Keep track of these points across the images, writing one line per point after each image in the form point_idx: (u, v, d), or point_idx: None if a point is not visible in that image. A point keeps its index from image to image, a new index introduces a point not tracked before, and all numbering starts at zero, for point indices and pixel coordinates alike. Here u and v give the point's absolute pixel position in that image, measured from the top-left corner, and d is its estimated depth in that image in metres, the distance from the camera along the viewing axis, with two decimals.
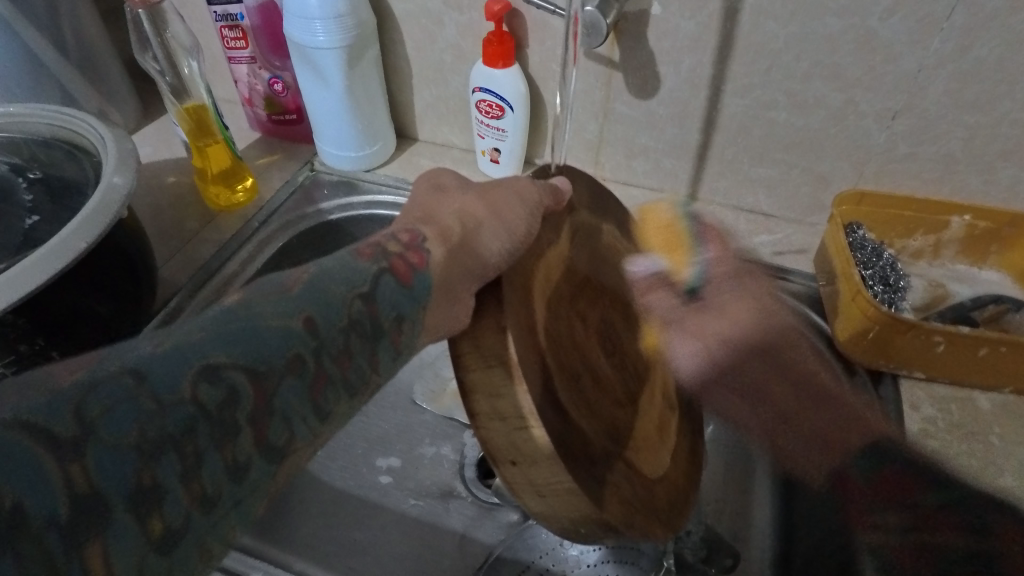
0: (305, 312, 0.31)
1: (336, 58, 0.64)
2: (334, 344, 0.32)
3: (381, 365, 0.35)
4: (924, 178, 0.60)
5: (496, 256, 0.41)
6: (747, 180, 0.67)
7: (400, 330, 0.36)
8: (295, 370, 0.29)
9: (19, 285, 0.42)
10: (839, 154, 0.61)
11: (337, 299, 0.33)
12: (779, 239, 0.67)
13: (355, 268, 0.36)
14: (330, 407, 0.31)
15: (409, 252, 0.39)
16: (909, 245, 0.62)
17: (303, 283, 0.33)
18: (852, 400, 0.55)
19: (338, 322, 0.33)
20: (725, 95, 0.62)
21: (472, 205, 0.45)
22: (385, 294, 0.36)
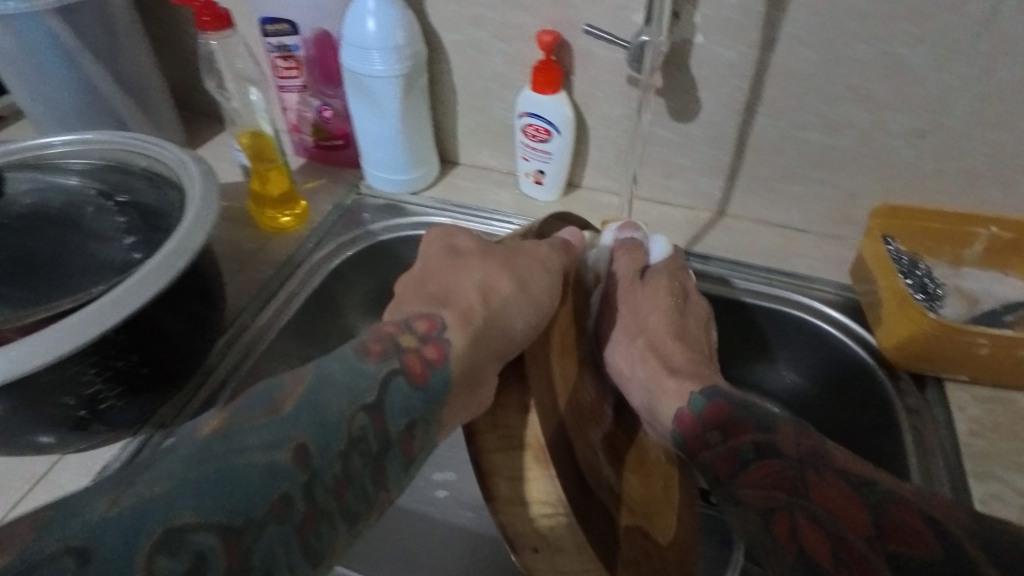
0: (298, 441, 0.37)
1: (392, 86, 0.67)
2: (328, 470, 0.38)
3: (384, 480, 0.42)
4: (949, 193, 0.64)
5: (518, 331, 0.54)
6: (780, 198, 0.70)
7: (409, 435, 0.44)
8: (279, 513, 0.35)
9: (128, 301, 0.43)
10: (869, 171, 0.65)
11: (336, 418, 0.40)
12: (813, 253, 0.70)
13: (357, 382, 0.42)
14: (325, 542, 0.37)
15: (425, 347, 0.48)
16: (936, 253, 0.65)
17: (300, 401, 0.39)
18: (896, 405, 0.58)
19: (333, 448, 0.39)
20: (761, 118, 0.65)
21: (493, 278, 0.56)
22: (392, 399, 0.43)
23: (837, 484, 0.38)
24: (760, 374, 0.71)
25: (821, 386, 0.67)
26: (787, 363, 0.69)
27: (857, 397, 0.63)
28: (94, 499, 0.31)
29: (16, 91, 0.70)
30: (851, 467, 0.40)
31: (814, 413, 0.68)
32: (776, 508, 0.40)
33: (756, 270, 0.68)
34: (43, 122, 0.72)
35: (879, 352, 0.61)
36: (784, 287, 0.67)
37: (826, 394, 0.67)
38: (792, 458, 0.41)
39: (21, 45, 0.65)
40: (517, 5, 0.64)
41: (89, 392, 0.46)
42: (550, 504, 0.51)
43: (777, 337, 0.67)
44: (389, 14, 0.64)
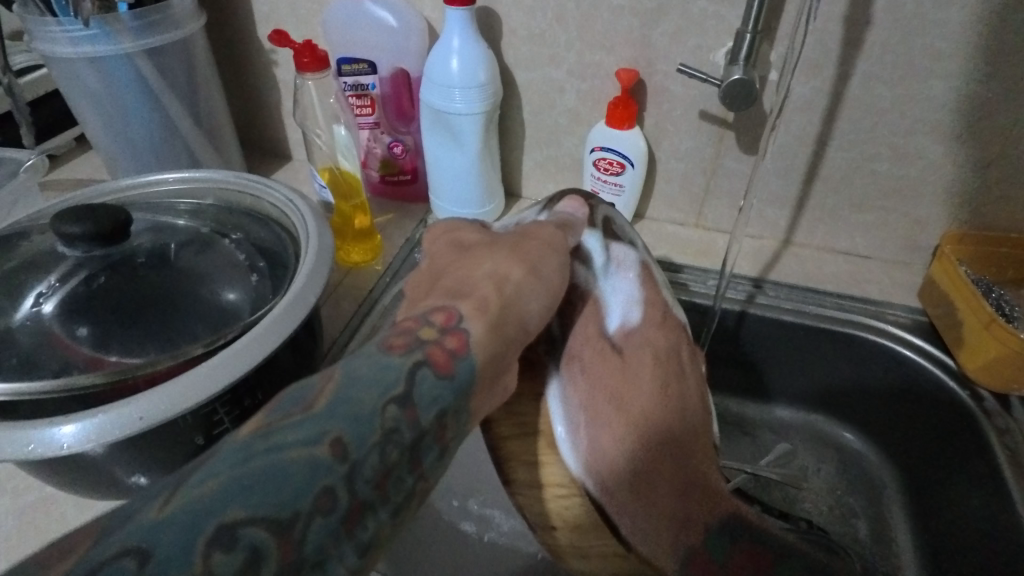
0: (334, 434, 0.25)
1: (473, 122, 0.69)
2: (372, 465, 0.25)
3: (422, 471, 0.28)
4: (1014, 219, 0.67)
5: (537, 323, 0.38)
6: (845, 226, 0.73)
7: (443, 425, 0.29)
8: (325, 510, 0.23)
9: (269, 339, 0.43)
10: (936, 199, 0.68)
11: (367, 410, 0.26)
12: (878, 278, 0.72)
13: (386, 374, 0.28)
14: (373, 540, 0.26)
15: (446, 337, 0.31)
16: (1004, 278, 0.67)
17: (328, 400, 0.26)
18: (986, 424, 0.59)
19: (372, 438, 0.26)
20: (830, 150, 0.68)
21: (507, 264, 0.39)
22: (424, 391, 0.29)
23: None
24: (830, 399, 0.74)
25: (893, 408, 0.69)
26: (857, 387, 0.71)
27: (934, 413, 0.65)
28: (147, 503, 0.21)
29: (94, 131, 0.70)
30: None
31: (890, 434, 0.71)
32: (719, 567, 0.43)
33: (827, 297, 0.70)
34: (120, 159, 0.73)
35: (961, 373, 0.62)
36: (857, 311, 0.69)
37: (899, 415, 0.69)
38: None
39: (106, 85, 0.65)
40: (595, 46, 0.67)
41: (217, 430, 0.45)
42: (567, 486, 0.42)
43: (850, 358, 0.69)
44: (472, 52, 0.65)
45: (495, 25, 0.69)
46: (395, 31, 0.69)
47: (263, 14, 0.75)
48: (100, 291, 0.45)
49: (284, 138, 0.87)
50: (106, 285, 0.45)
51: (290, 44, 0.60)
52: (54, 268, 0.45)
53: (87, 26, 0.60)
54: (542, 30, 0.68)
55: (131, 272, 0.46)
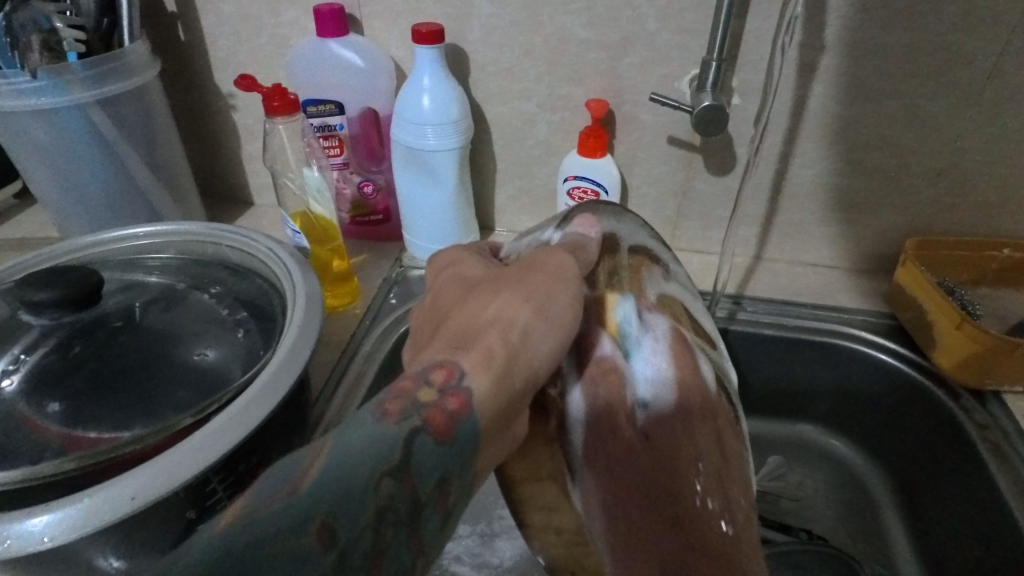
0: (320, 520, 0.23)
1: (448, 158, 0.69)
2: (359, 549, 0.23)
3: (422, 546, 0.26)
4: (964, 225, 0.71)
5: (545, 365, 0.36)
6: (812, 240, 0.76)
7: (443, 492, 0.28)
8: None
9: (243, 423, 0.39)
10: (893, 210, 0.72)
11: (360, 487, 0.24)
12: (847, 287, 0.75)
13: (388, 447, 0.26)
14: None
15: (444, 399, 0.29)
16: (960, 279, 0.71)
17: (322, 472, 0.24)
18: (965, 421, 0.61)
19: (363, 521, 0.24)
20: (793, 168, 0.71)
21: (514, 304, 0.36)
22: (422, 459, 0.27)
23: None
24: (815, 409, 0.76)
25: (875, 413, 0.72)
26: (839, 393, 0.73)
27: (914, 415, 0.67)
28: None
29: (42, 186, 0.66)
30: None
31: (875, 440, 0.73)
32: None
33: (803, 307, 0.72)
34: (72, 214, 0.68)
35: (935, 372, 0.65)
36: (833, 320, 0.71)
37: (880, 419, 0.72)
38: None
39: (56, 138, 0.62)
40: (564, 78, 0.69)
41: (209, 501, 0.41)
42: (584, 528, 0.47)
43: (830, 367, 0.71)
44: (443, 90, 0.65)
45: (464, 63, 0.69)
46: (363, 71, 0.69)
47: (221, 59, 0.73)
48: (75, 361, 0.42)
49: (246, 184, 0.84)
50: (82, 354, 0.42)
51: (257, 88, 0.59)
52: (19, 338, 0.42)
53: (36, 77, 0.57)
54: (511, 65, 0.69)
55: (107, 337, 0.44)
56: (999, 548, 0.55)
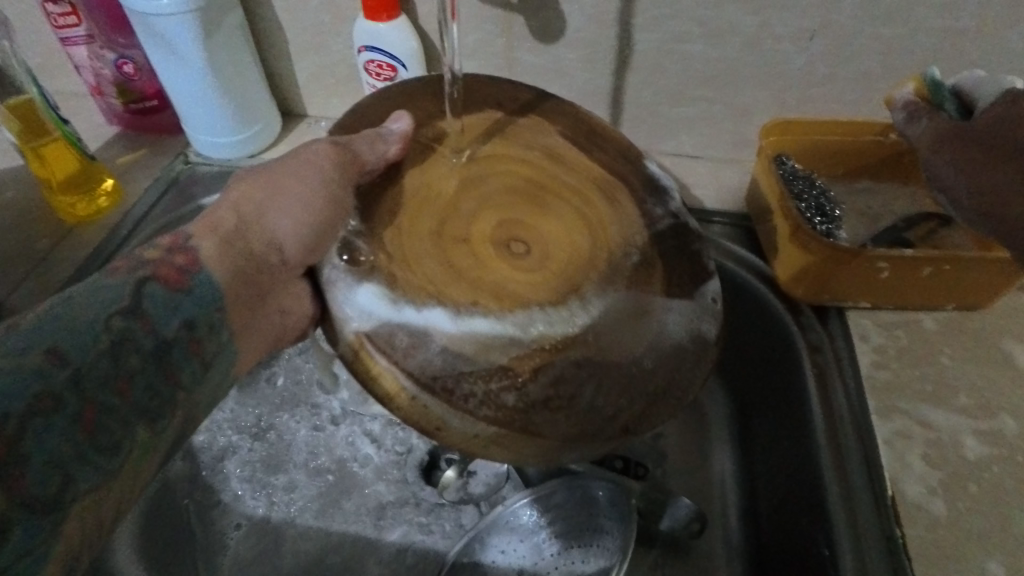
0: (50, 345, 0.29)
1: (186, 26, 0.54)
2: (97, 371, 0.30)
3: (179, 380, 0.33)
4: (844, 100, 0.58)
5: (289, 239, 0.39)
6: (668, 123, 0.63)
7: (195, 338, 0.34)
8: (45, 410, 0.27)
9: None
10: (759, 84, 0.58)
11: (85, 328, 0.30)
12: (710, 178, 0.63)
13: (21, 378, 0.27)
14: (113, 440, 0.30)
15: (173, 255, 0.35)
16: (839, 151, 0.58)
17: (44, 314, 0.30)
18: (798, 341, 0.52)
19: (97, 347, 0.30)
20: (634, 32, 0.56)
21: (249, 191, 0.40)
22: (155, 303, 0.33)
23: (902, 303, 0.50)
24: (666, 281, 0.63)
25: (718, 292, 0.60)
26: None
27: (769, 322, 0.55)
28: None
29: None
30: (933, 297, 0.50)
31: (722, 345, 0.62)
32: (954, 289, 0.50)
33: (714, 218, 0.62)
34: None
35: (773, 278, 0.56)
36: (740, 247, 0.59)
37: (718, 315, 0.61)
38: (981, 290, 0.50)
39: None
40: None
41: None
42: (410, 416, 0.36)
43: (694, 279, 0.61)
44: None
45: None
46: None
47: None
48: None
49: None
50: None
51: None
52: None
53: None
54: None
55: None
56: (808, 500, 0.47)
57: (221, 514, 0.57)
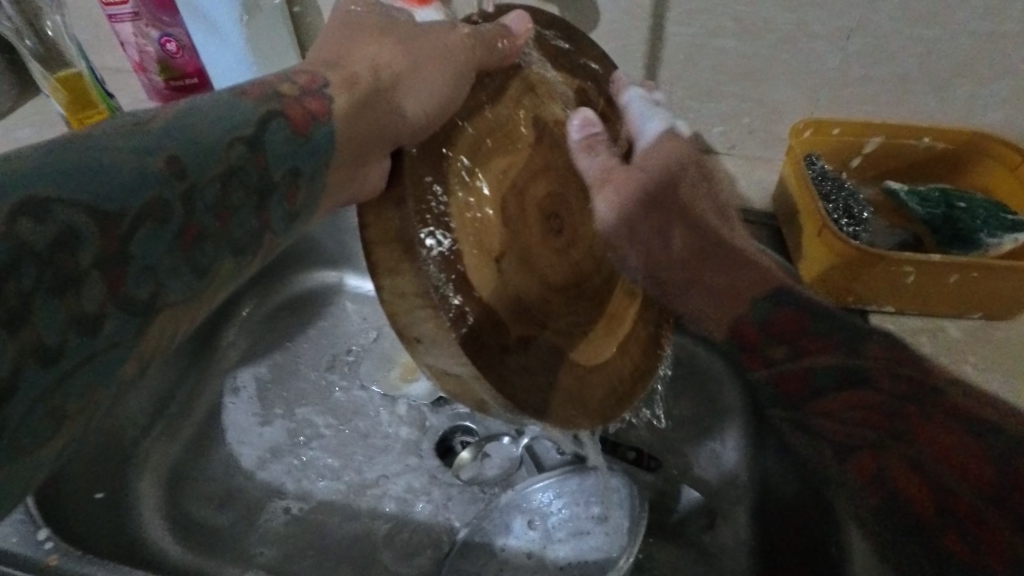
0: (169, 153, 0.25)
1: (229, 5, 0.56)
2: (208, 193, 0.26)
3: (266, 223, 0.30)
4: (878, 102, 0.57)
5: (415, 114, 0.40)
6: (698, 119, 0.62)
7: (293, 186, 0.31)
8: (155, 218, 0.24)
9: None
10: (792, 82, 0.57)
11: (210, 142, 0.27)
12: (737, 176, 0.63)
13: (146, 177, 0.24)
14: (208, 262, 0.26)
15: (306, 99, 0.33)
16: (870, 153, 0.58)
17: (166, 120, 0.26)
18: None
19: (213, 170, 0.26)
20: (669, 26, 0.56)
21: (388, 56, 0.40)
22: (274, 140, 0.30)
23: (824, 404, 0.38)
24: None
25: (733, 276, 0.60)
26: None
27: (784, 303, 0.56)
28: None
29: None
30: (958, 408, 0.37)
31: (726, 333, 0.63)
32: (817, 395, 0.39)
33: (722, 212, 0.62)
34: None
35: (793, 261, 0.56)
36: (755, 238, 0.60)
37: None
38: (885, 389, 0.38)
39: None
40: None
41: None
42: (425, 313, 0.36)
43: None
44: None
45: None
46: None
47: None
48: None
49: None
50: None
51: None
52: None
53: None
54: None
55: None
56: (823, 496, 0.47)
57: (246, 487, 0.58)
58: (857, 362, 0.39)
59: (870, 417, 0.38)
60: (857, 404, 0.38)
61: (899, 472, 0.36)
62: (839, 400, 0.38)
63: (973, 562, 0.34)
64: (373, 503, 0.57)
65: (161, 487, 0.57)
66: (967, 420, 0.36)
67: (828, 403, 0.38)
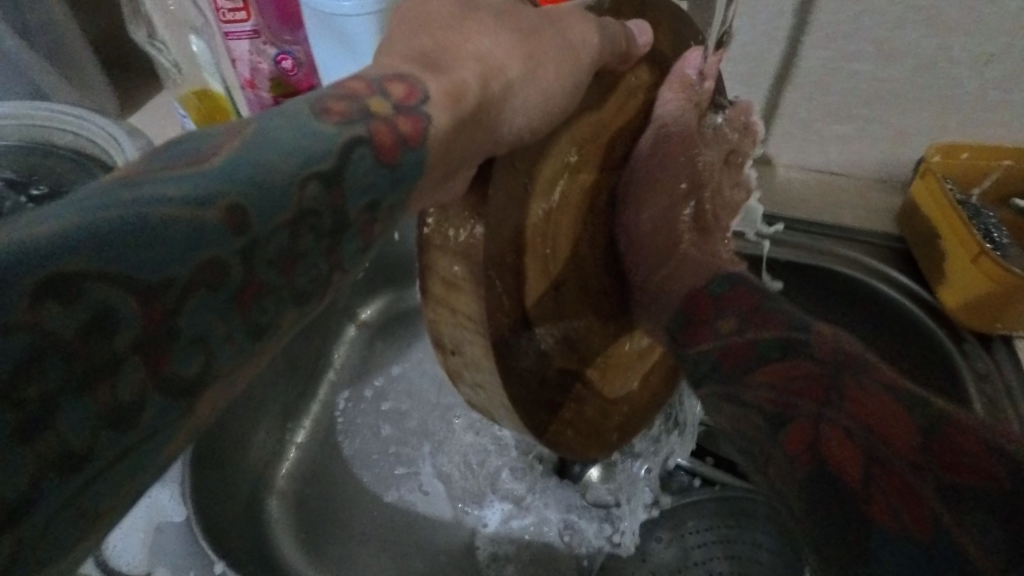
0: (232, 197, 0.18)
1: (367, 28, 0.54)
2: (276, 242, 0.20)
3: (340, 264, 0.22)
4: (1009, 126, 0.57)
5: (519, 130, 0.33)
6: (818, 139, 0.62)
7: (372, 220, 0.23)
8: (212, 282, 0.18)
9: None
10: (924, 106, 0.57)
11: (284, 181, 0.20)
12: (857, 197, 0.63)
13: (201, 232, 0.18)
14: (268, 324, 0.20)
15: (398, 117, 0.25)
16: (1000, 177, 0.58)
17: (235, 151, 0.20)
18: (963, 369, 0.52)
19: (284, 217, 0.20)
20: (803, 49, 0.56)
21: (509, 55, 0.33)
22: (357, 174, 0.22)
23: (879, 395, 0.30)
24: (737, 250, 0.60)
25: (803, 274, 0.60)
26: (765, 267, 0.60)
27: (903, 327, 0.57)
28: None
29: None
30: (890, 377, 0.32)
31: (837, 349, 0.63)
32: (760, 360, 0.35)
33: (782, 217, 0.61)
34: None
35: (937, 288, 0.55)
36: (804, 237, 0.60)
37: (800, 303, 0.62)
38: (827, 360, 0.33)
39: None
40: None
41: None
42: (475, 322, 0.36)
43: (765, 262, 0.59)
44: None
45: None
46: None
47: None
48: None
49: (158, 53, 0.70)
50: None
51: None
52: None
53: None
54: None
55: None
56: None
57: (372, 510, 0.57)
58: (804, 334, 0.34)
59: (810, 384, 0.32)
60: (800, 377, 0.32)
61: (836, 439, 0.30)
62: (767, 377, 0.34)
63: (901, 530, 0.26)
64: (519, 534, 0.56)
65: (292, 508, 0.56)
66: (895, 391, 0.31)
67: (773, 375, 0.33)
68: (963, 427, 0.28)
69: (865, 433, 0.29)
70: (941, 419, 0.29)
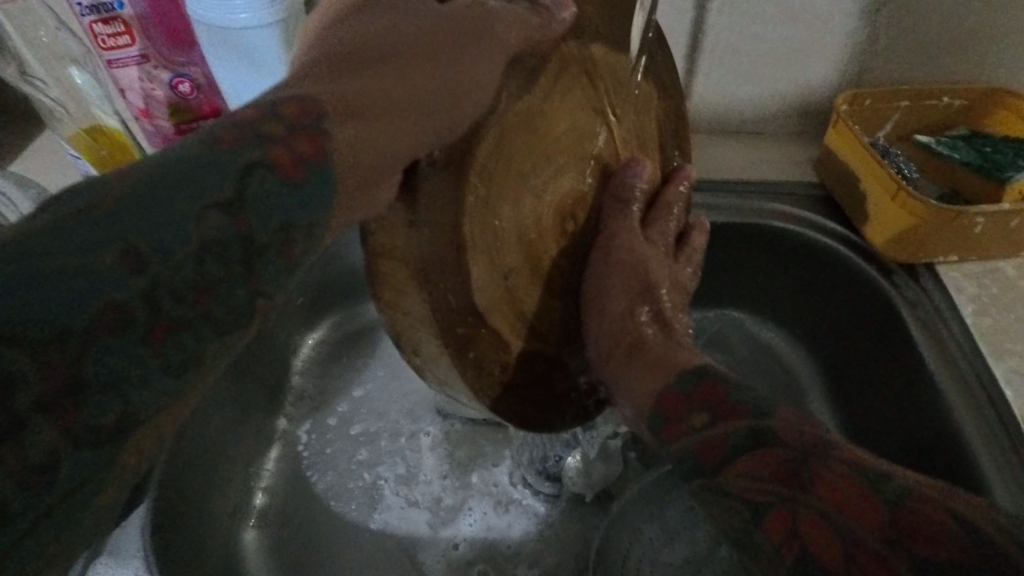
0: (125, 242, 0.21)
1: (270, 38, 0.51)
2: (179, 276, 0.22)
3: (258, 287, 0.25)
4: (902, 70, 0.61)
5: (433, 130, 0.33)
6: (735, 103, 0.64)
7: (288, 240, 0.26)
8: (114, 325, 0.20)
9: None
10: (825, 59, 0.61)
11: (180, 216, 0.23)
12: (777, 154, 0.65)
13: (103, 278, 0.20)
14: (191, 359, 0.23)
15: (294, 138, 0.27)
16: (900, 117, 0.62)
17: (118, 201, 0.22)
18: (896, 300, 0.55)
19: (186, 249, 0.23)
20: (709, 16, 0.58)
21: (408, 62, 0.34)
22: (257, 192, 0.25)
23: (853, 485, 0.29)
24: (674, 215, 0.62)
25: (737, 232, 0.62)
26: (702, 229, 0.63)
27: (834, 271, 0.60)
28: None
29: None
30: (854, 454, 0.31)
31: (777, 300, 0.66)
32: (732, 455, 0.32)
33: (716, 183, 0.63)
34: None
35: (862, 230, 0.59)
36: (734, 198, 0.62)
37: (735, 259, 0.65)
38: (795, 445, 0.31)
39: None
40: None
41: None
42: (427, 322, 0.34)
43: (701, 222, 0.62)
44: None
45: None
46: None
47: None
48: None
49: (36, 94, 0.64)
50: None
51: None
52: None
53: None
54: None
55: None
56: (939, 440, 0.50)
57: (343, 539, 0.55)
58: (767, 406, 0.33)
59: (781, 474, 0.30)
60: (768, 462, 0.31)
61: (811, 527, 0.29)
62: (742, 466, 0.31)
63: None
64: (496, 535, 0.56)
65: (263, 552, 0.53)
66: (862, 468, 0.30)
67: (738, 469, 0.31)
68: (926, 498, 0.29)
69: (843, 522, 0.29)
70: (908, 493, 0.29)
